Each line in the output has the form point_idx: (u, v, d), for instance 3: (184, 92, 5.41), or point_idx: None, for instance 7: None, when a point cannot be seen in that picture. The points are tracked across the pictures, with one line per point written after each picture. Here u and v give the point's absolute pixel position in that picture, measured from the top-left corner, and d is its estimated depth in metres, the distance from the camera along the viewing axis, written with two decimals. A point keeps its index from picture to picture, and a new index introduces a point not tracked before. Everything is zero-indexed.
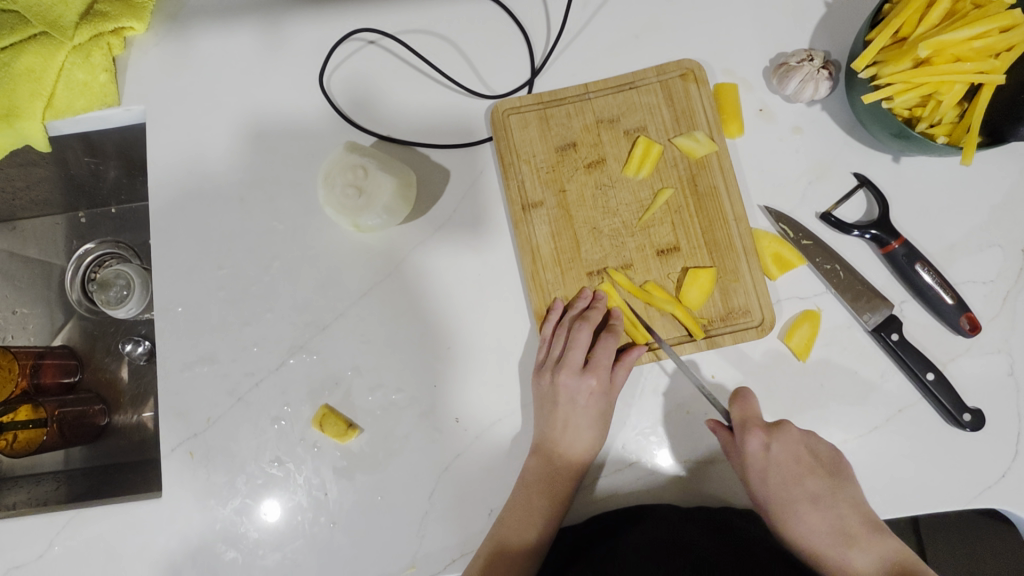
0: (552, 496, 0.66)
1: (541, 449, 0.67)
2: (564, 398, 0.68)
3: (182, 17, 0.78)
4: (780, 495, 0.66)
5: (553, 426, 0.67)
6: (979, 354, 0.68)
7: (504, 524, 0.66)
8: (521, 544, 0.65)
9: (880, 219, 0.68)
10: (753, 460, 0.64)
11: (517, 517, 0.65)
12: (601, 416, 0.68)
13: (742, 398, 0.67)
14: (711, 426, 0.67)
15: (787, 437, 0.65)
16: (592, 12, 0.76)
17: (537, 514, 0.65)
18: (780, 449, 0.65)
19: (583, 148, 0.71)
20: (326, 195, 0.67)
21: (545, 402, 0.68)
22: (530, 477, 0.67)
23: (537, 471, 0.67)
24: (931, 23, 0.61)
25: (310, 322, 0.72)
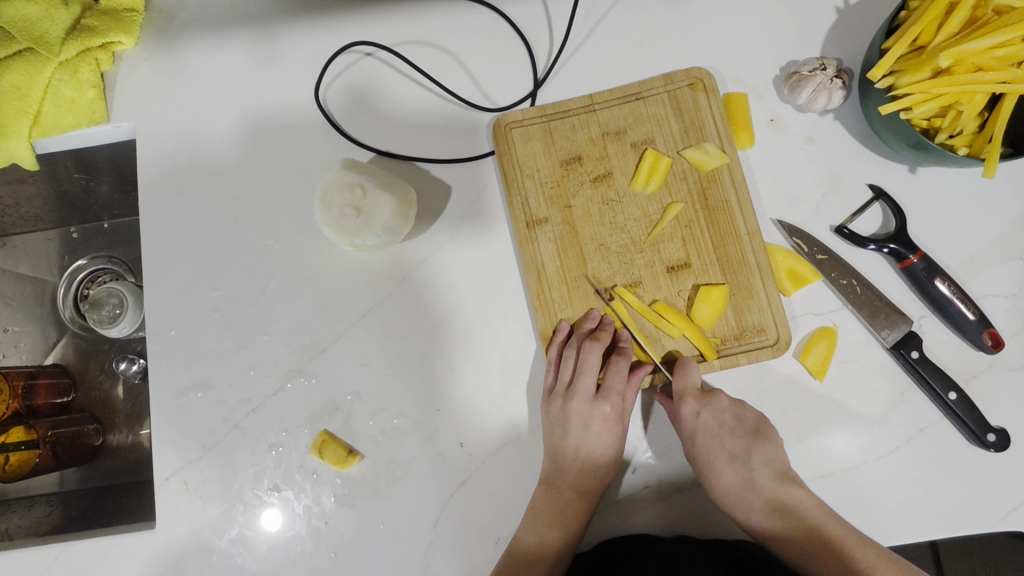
0: (564, 532, 0.63)
1: (549, 479, 0.65)
2: (576, 424, 0.65)
3: (172, 30, 0.76)
4: (707, 462, 0.64)
5: (564, 455, 0.65)
6: (1002, 371, 0.65)
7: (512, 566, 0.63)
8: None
9: (897, 232, 0.66)
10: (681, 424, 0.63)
11: (527, 553, 0.63)
12: (612, 441, 0.65)
13: (681, 367, 0.65)
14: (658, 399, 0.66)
15: (718, 403, 0.64)
16: (597, 20, 0.73)
17: (550, 555, 0.62)
18: (712, 416, 0.64)
19: (589, 161, 0.69)
20: (323, 214, 0.65)
21: (556, 428, 0.66)
22: (539, 510, 0.64)
23: (546, 505, 0.64)
24: (950, 31, 0.59)
25: (309, 345, 0.70)
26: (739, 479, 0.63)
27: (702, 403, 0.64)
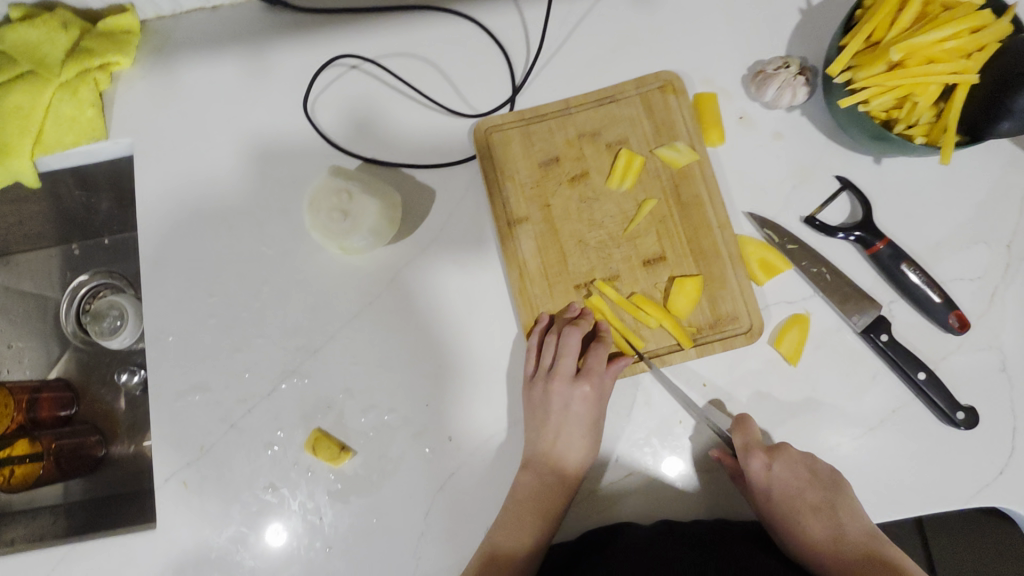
0: (543, 512, 0.66)
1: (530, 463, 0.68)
2: (556, 405, 0.68)
3: (167, 50, 0.79)
4: (786, 515, 0.65)
5: (545, 437, 0.68)
6: (969, 351, 0.68)
7: (492, 546, 0.65)
8: (511, 568, 0.64)
9: (863, 221, 0.69)
10: (755, 481, 0.63)
11: (506, 535, 0.65)
12: (592, 423, 0.67)
13: (742, 423, 0.66)
14: (716, 456, 0.66)
15: (790, 456, 0.64)
16: (570, 28, 0.77)
17: (528, 534, 0.65)
18: (787, 469, 0.64)
19: (566, 162, 0.72)
20: (311, 221, 0.67)
21: (537, 411, 0.69)
22: (520, 493, 0.66)
23: (526, 489, 0.67)
24: (902, 26, 0.62)
25: (301, 346, 0.72)
26: (826, 531, 0.64)
27: (773, 458, 0.64)
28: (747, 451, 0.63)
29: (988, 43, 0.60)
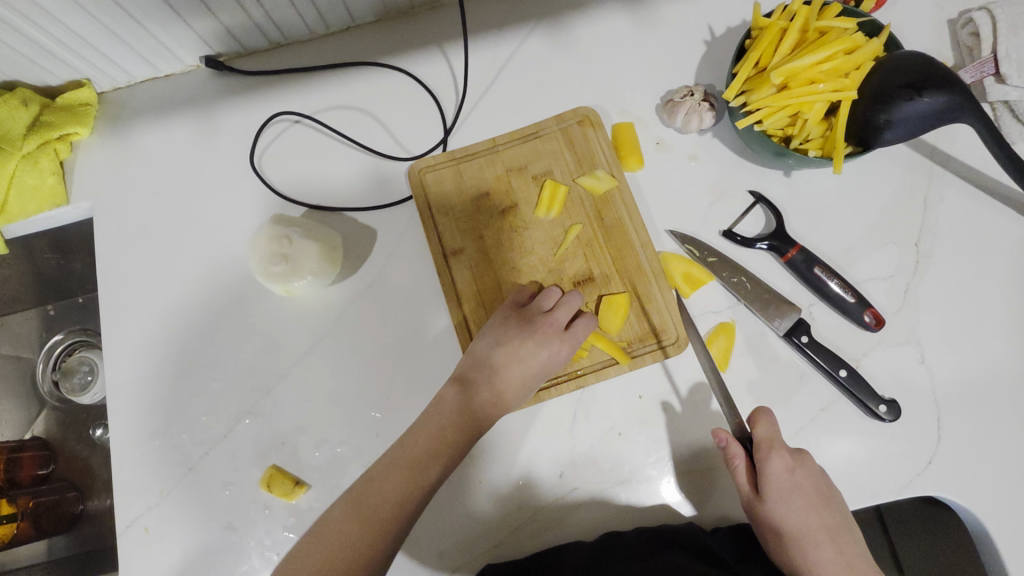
0: (465, 429, 0.67)
1: (468, 368, 0.69)
2: (531, 340, 0.69)
3: (124, 118, 0.85)
4: (803, 533, 0.64)
5: (503, 359, 0.69)
6: (888, 347, 0.71)
7: (409, 446, 0.65)
8: (408, 469, 0.64)
9: (775, 231, 0.73)
10: (776, 483, 0.64)
11: (423, 441, 0.65)
12: (541, 370, 0.69)
13: (766, 419, 0.67)
14: (725, 440, 0.66)
15: (811, 466, 0.66)
16: (495, 72, 0.83)
17: (443, 453, 0.65)
18: (807, 476, 0.65)
19: (497, 195, 0.77)
20: (256, 265, 0.72)
21: (508, 331, 0.69)
22: (455, 400, 0.67)
23: (463, 397, 0.68)
24: (784, 53, 0.67)
25: (255, 387, 0.75)
26: (834, 553, 0.64)
27: (794, 460, 0.65)
28: (772, 447, 0.65)
29: (863, 62, 0.66)
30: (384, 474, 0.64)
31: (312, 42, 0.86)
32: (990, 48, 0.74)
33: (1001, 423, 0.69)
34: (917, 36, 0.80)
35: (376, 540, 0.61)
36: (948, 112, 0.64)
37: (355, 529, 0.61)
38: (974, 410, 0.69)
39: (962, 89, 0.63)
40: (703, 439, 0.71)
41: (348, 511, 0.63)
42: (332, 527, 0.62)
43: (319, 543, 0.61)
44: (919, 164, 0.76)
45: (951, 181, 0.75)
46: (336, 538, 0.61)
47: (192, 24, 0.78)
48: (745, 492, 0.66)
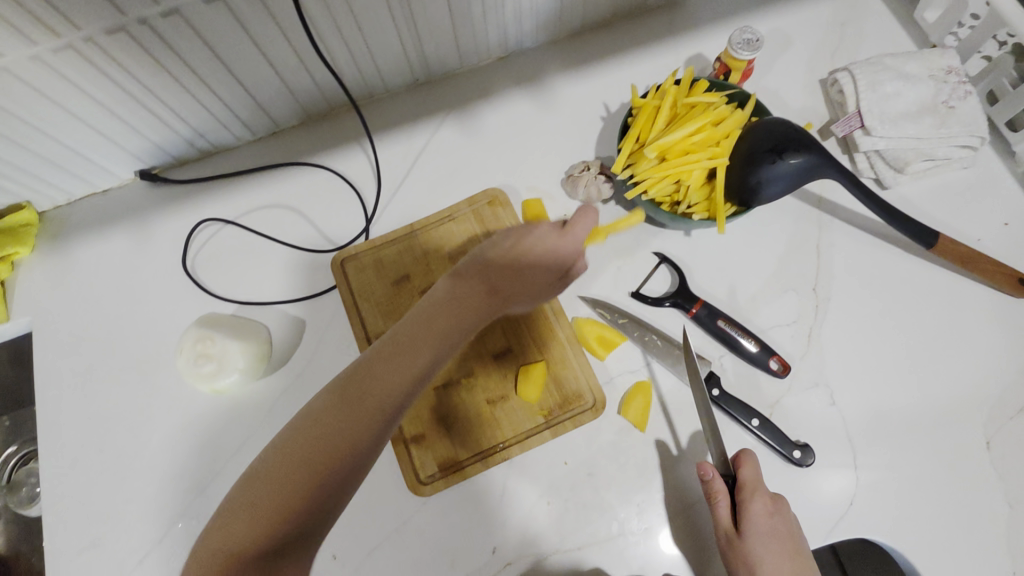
0: (439, 341, 0.56)
1: (465, 268, 0.61)
2: (529, 246, 0.62)
3: (62, 235, 0.89)
4: None
5: (495, 267, 0.61)
6: (799, 392, 0.73)
7: (372, 367, 0.55)
8: (367, 387, 0.54)
9: (678, 288, 0.77)
10: (755, 524, 0.64)
11: (388, 356, 0.55)
12: (535, 284, 0.62)
13: (751, 460, 0.69)
14: (710, 473, 0.67)
15: (790, 514, 0.66)
16: (411, 161, 0.89)
17: (406, 372, 0.54)
18: (786, 524, 0.65)
19: (416, 278, 0.81)
20: (182, 364, 0.76)
21: (507, 241, 0.62)
22: (450, 296, 0.58)
23: (461, 291, 0.59)
24: (660, 128, 0.73)
25: (190, 487, 0.77)
26: None
27: (776, 506, 0.66)
28: (755, 491, 0.66)
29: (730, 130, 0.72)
30: (366, 368, 0.55)
31: (241, 146, 0.92)
32: (855, 104, 0.80)
33: (916, 457, 0.70)
34: (793, 96, 0.87)
35: (349, 446, 0.52)
36: (810, 169, 0.71)
37: (298, 466, 0.52)
38: (889, 447, 0.71)
39: (818, 149, 0.70)
40: (632, 500, 0.72)
41: (331, 405, 0.54)
42: (308, 423, 0.54)
43: (291, 441, 0.53)
44: (808, 214, 0.80)
45: (839, 227, 0.80)
46: (274, 481, 0.52)
47: (122, 143, 0.83)
48: (724, 529, 0.66)
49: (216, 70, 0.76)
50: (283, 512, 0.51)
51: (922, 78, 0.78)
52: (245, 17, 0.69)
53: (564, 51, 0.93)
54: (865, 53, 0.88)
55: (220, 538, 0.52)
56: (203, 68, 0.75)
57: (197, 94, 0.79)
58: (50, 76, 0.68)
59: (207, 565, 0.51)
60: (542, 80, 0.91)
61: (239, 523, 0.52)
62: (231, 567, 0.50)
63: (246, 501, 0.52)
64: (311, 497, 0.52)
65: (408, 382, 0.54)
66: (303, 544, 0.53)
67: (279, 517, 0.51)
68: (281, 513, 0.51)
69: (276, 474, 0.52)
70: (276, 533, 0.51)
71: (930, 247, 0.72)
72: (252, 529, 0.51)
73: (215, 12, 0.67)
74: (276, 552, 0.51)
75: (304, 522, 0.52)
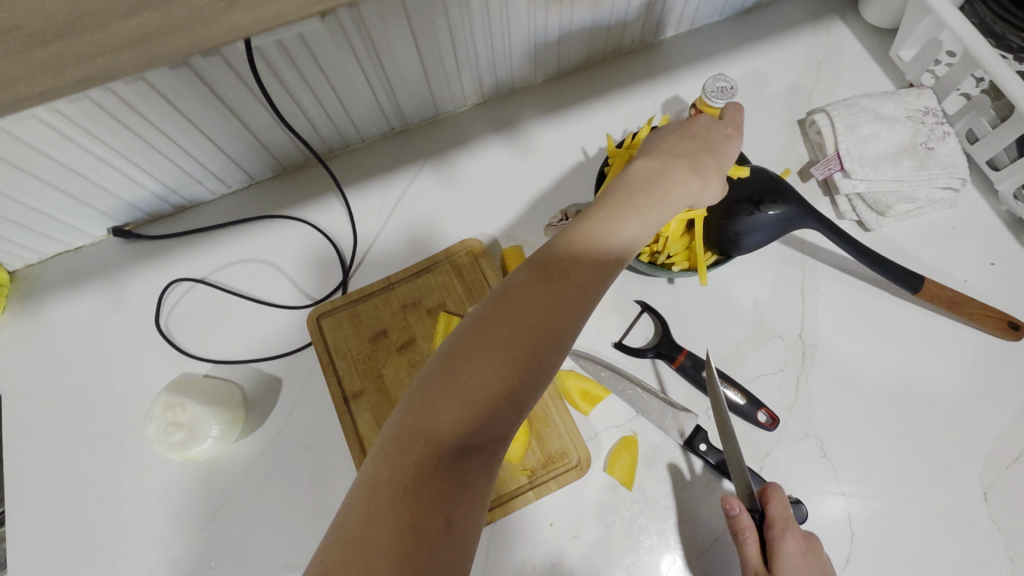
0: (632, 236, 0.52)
1: (664, 145, 0.60)
2: (707, 129, 0.64)
3: (32, 294, 0.87)
4: None
5: (687, 143, 0.61)
6: (789, 444, 0.71)
7: (562, 258, 0.49)
8: (570, 276, 0.48)
9: (661, 339, 0.75)
10: (789, 563, 0.58)
11: (581, 245, 0.50)
12: (727, 150, 0.63)
13: (781, 494, 0.64)
14: (738, 506, 0.62)
15: (822, 553, 0.61)
16: (390, 211, 0.88)
17: (605, 266, 0.50)
18: (820, 565, 0.59)
19: (394, 333, 0.80)
20: (152, 434, 0.73)
21: (683, 133, 0.63)
22: (651, 177, 0.56)
23: (670, 166, 0.57)
24: None
25: (161, 559, 0.73)
26: None
27: (808, 544, 0.60)
28: (787, 527, 0.60)
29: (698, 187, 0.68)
30: (576, 242, 0.50)
31: (217, 200, 0.91)
32: (833, 146, 0.79)
33: (913, 510, 0.68)
34: (771, 137, 0.86)
35: (558, 330, 0.46)
36: (790, 219, 0.70)
37: (489, 365, 0.44)
38: (884, 499, 0.69)
39: (796, 199, 0.69)
40: (622, 563, 0.69)
41: (532, 282, 0.47)
42: (509, 301, 0.46)
43: (491, 320, 0.45)
44: (791, 257, 0.79)
45: (823, 270, 0.78)
46: (455, 388, 0.43)
47: (94, 203, 0.82)
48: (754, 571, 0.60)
49: (188, 129, 0.75)
50: (499, 400, 0.43)
51: (899, 120, 0.78)
52: (212, 76, 0.68)
53: (542, 96, 0.92)
54: (842, 91, 0.88)
55: (419, 424, 0.43)
56: (171, 127, 0.73)
57: (166, 151, 0.77)
58: (17, 146, 0.67)
59: (399, 455, 0.42)
60: (521, 125, 0.91)
61: (444, 408, 0.43)
62: (433, 456, 0.42)
63: (445, 381, 0.44)
64: (525, 385, 0.44)
65: (611, 263, 0.50)
66: (503, 441, 0.44)
67: (487, 405, 0.43)
68: (491, 399, 0.43)
69: (482, 354, 0.44)
70: (484, 424, 0.43)
71: (915, 291, 0.71)
72: (455, 417, 0.43)
73: (182, 76, 0.66)
74: (479, 444, 0.43)
75: (512, 416, 0.44)
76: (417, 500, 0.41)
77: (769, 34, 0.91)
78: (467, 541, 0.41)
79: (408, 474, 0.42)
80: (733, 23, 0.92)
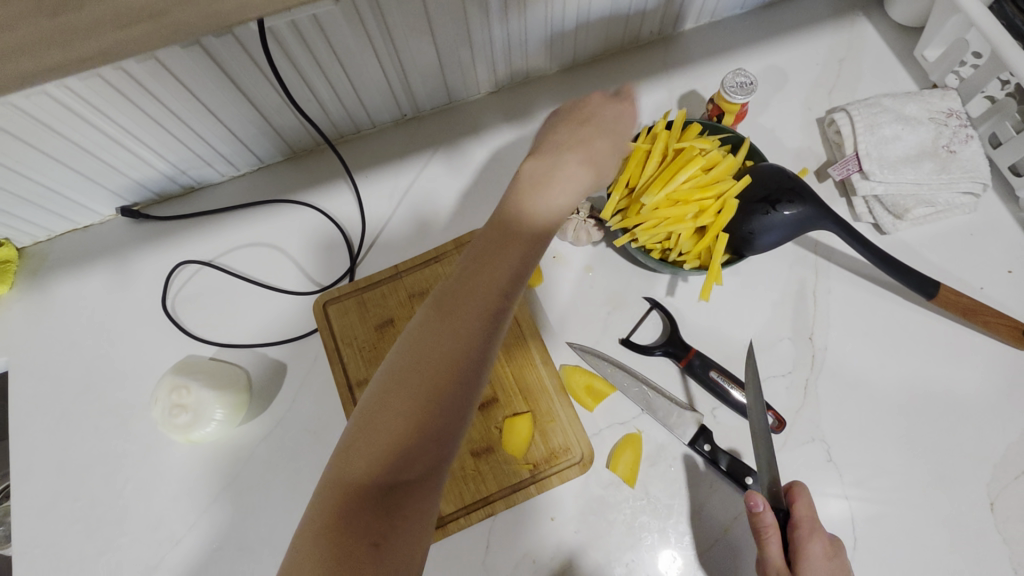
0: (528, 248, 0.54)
1: (546, 148, 0.61)
2: (601, 114, 0.63)
3: (41, 271, 0.87)
4: None
5: (574, 138, 0.61)
6: (795, 447, 0.70)
7: (459, 286, 0.51)
8: (468, 302, 0.50)
9: (670, 337, 0.74)
10: (815, 563, 0.58)
11: (477, 268, 0.52)
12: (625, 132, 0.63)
13: (804, 495, 0.64)
14: (765, 504, 0.60)
15: (846, 556, 0.60)
16: (399, 199, 0.88)
17: (503, 281, 0.52)
18: (845, 567, 0.59)
19: (401, 322, 0.79)
20: (157, 415, 0.73)
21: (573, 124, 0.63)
22: (539, 177, 0.58)
23: (555, 168, 0.59)
24: (649, 173, 0.71)
25: (164, 539, 0.74)
26: None
27: (833, 547, 0.60)
28: (812, 529, 0.61)
29: (730, 203, 0.68)
30: (472, 270, 0.52)
31: (225, 182, 0.90)
32: (853, 147, 0.78)
33: (919, 517, 0.67)
34: (788, 135, 0.85)
35: (464, 357, 0.49)
36: (807, 219, 0.69)
37: (401, 401, 0.47)
38: (890, 506, 0.68)
39: (814, 199, 0.68)
40: (622, 560, 0.69)
41: (437, 313, 0.50)
42: (415, 341, 0.50)
43: (400, 362, 0.49)
44: (805, 259, 0.78)
45: (836, 273, 0.77)
46: (371, 427, 0.47)
47: (102, 181, 0.81)
48: (776, 570, 0.59)
49: (197, 109, 0.74)
50: (412, 433, 0.46)
51: (921, 121, 0.77)
52: (223, 57, 0.67)
53: (556, 87, 0.91)
54: (862, 90, 0.86)
55: (339, 469, 0.47)
56: (180, 106, 0.72)
57: (175, 130, 0.76)
58: (25, 120, 0.66)
59: (325, 495, 0.46)
60: (533, 116, 0.90)
61: (362, 449, 0.47)
62: (353, 494, 0.45)
63: (362, 423, 0.48)
64: (437, 416, 0.47)
65: (508, 281, 0.52)
66: (429, 472, 0.47)
67: (399, 441, 0.46)
68: (401, 434, 0.46)
69: (392, 394, 0.48)
70: (402, 459, 0.46)
71: (931, 297, 0.70)
72: (371, 456, 0.46)
73: (192, 54, 0.65)
74: (401, 477, 0.46)
75: (429, 447, 0.47)
76: (342, 537, 0.44)
77: (790, 29, 0.89)
78: (399, 568, 0.44)
79: (334, 511, 0.45)
80: (754, 16, 0.90)
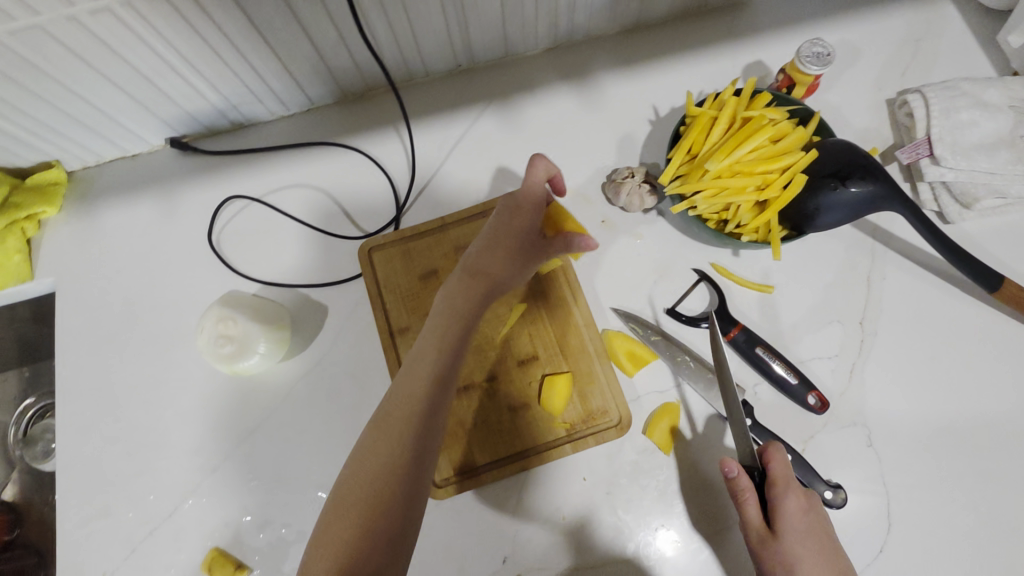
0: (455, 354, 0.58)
1: (479, 259, 0.63)
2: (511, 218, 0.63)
3: (89, 195, 0.87)
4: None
5: (489, 248, 0.63)
6: (835, 429, 0.70)
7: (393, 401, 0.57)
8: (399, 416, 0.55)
9: (718, 310, 0.73)
10: (788, 520, 0.62)
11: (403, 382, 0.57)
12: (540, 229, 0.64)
13: (776, 454, 0.63)
14: (734, 473, 0.63)
15: (821, 506, 0.63)
16: (448, 151, 0.86)
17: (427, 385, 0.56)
18: (819, 519, 0.62)
19: (445, 274, 0.79)
20: (202, 344, 0.74)
21: (496, 234, 0.63)
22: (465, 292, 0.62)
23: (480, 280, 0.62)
24: (714, 140, 0.69)
25: (201, 465, 0.75)
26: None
27: (808, 501, 0.63)
28: (788, 487, 0.62)
29: (798, 176, 0.66)
30: (403, 384, 0.57)
31: (274, 121, 0.90)
32: (925, 130, 0.75)
33: (954, 509, 0.67)
34: (856, 114, 0.82)
35: (402, 460, 0.53)
36: (874, 199, 0.67)
37: (352, 509, 0.52)
38: (926, 496, 0.68)
39: (885, 179, 0.66)
40: (652, 523, 0.69)
41: (376, 432, 0.55)
42: (359, 451, 0.55)
43: (351, 472, 0.54)
44: (862, 242, 0.76)
45: (893, 259, 0.75)
46: (329, 534, 0.51)
47: (154, 110, 0.81)
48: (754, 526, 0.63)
49: (255, 41, 0.73)
50: (367, 536, 0.50)
51: (1001, 109, 0.73)
52: None
53: (616, 48, 0.88)
54: (937, 73, 0.83)
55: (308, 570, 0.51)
56: (238, 36, 0.71)
57: (229, 61, 0.75)
58: (84, 37, 0.65)
59: None
60: (590, 76, 0.87)
61: (322, 553, 0.51)
62: None
63: (325, 525, 0.52)
64: (386, 511, 0.52)
65: (433, 390, 0.56)
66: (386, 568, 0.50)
67: (355, 545, 0.50)
68: (355, 538, 0.50)
69: (342, 507, 0.52)
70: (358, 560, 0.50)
71: (993, 291, 0.68)
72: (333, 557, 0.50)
73: None
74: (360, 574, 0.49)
75: (381, 544, 0.50)
76: None
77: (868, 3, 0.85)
78: None
79: None
80: None
